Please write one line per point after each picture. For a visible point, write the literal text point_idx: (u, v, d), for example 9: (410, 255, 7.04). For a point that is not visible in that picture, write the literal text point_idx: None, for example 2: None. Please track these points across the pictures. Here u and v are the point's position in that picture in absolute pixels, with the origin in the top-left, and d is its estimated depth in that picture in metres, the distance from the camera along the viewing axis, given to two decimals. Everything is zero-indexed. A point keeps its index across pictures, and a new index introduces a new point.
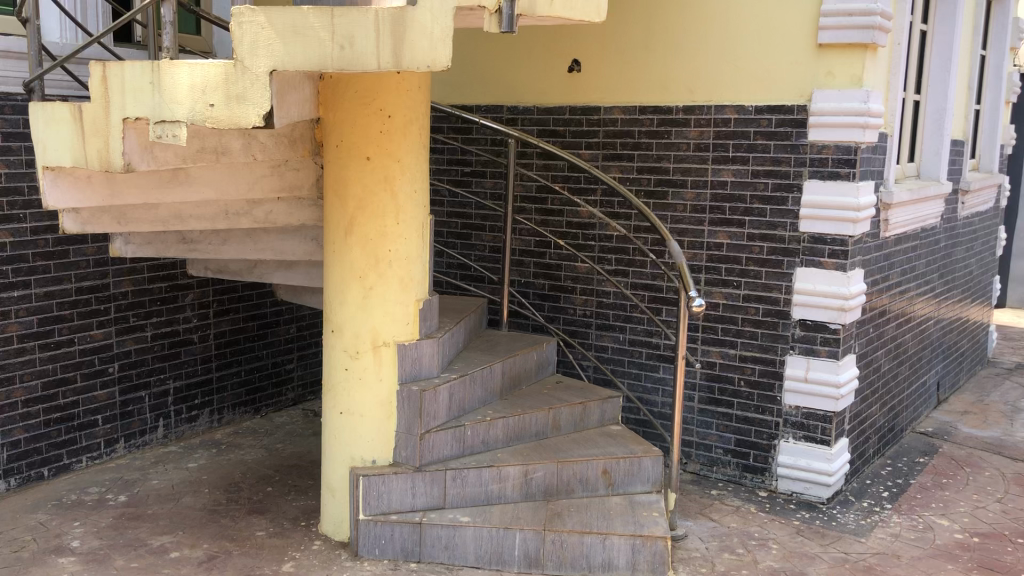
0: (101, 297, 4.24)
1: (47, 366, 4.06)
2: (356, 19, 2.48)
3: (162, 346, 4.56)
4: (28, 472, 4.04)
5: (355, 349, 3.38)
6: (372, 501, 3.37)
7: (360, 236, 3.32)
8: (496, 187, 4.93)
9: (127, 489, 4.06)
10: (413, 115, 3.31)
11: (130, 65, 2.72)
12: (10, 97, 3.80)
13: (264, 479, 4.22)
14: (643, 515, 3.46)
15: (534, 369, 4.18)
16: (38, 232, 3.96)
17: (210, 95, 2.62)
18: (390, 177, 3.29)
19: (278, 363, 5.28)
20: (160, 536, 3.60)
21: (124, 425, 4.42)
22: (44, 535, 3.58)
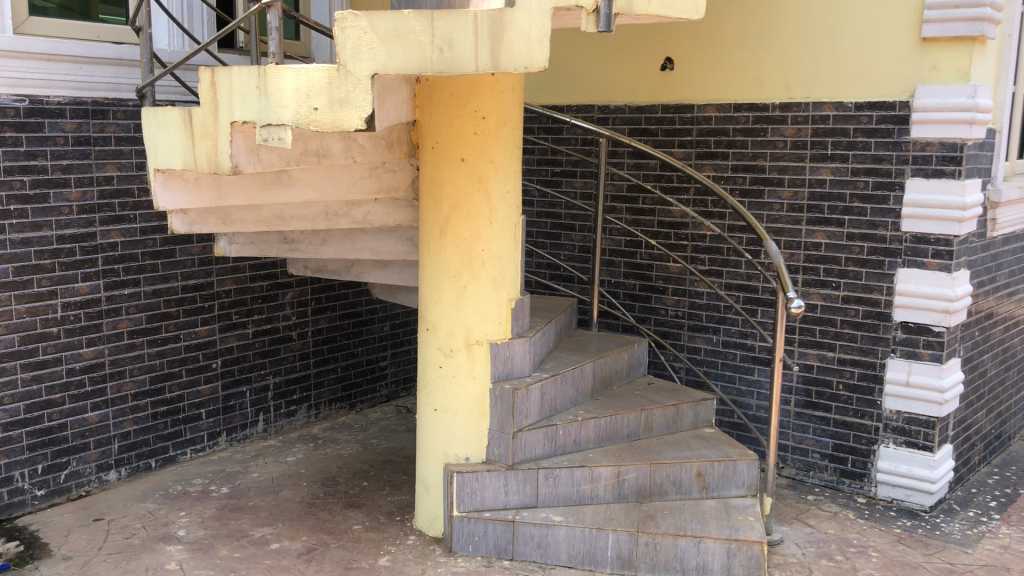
0: (205, 295, 4.39)
1: (155, 362, 4.22)
2: (455, 22, 2.51)
3: (262, 342, 4.70)
4: (136, 463, 4.21)
5: (449, 347, 3.42)
6: (465, 498, 3.41)
7: (454, 236, 3.36)
8: (586, 187, 4.93)
9: (229, 481, 4.19)
10: (506, 116, 3.33)
11: (237, 70, 2.80)
12: (122, 102, 3.98)
13: (360, 474, 4.31)
14: (738, 519, 3.41)
15: (625, 370, 4.16)
16: (147, 232, 4.13)
17: (315, 99, 2.67)
18: (483, 177, 3.32)
19: (373, 360, 5.39)
20: (261, 527, 3.71)
21: (226, 419, 4.57)
22: (153, 524, 3.73)
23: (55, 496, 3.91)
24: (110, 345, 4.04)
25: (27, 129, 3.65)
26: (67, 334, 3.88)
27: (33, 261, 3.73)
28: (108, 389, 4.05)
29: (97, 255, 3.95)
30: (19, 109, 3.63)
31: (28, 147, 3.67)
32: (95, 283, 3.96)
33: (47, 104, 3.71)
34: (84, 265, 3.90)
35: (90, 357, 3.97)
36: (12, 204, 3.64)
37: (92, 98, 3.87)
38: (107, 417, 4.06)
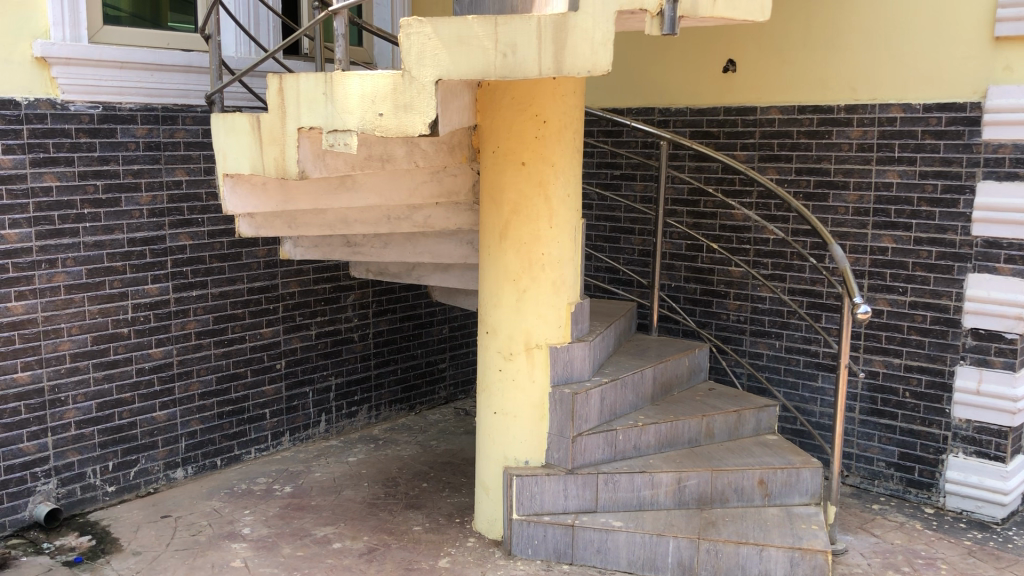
0: (270, 297, 4.48)
1: (221, 362, 4.30)
2: (519, 27, 2.52)
3: (325, 343, 4.77)
4: (203, 462, 4.31)
5: (509, 350, 3.44)
6: (525, 501, 3.41)
7: (514, 240, 3.37)
8: (646, 190, 4.90)
9: (292, 481, 4.26)
10: (568, 120, 3.32)
11: (304, 76, 2.85)
12: (191, 108, 4.07)
13: (420, 475, 4.35)
14: (802, 528, 3.36)
15: (686, 375, 4.12)
16: (214, 235, 4.22)
17: (380, 105, 2.69)
18: (544, 181, 3.32)
19: (432, 362, 5.43)
20: (323, 526, 3.76)
21: (289, 419, 4.65)
22: (218, 521, 3.80)
23: (125, 493, 4.02)
24: (178, 346, 4.13)
25: (100, 135, 3.76)
26: (137, 335, 3.98)
27: (106, 263, 3.84)
28: (176, 389, 4.15)
29: (166, 258, 4.05)
30: (93, 116, 3.74)
31: (101, 152, 3.77)
32: (164, 285, 4.05)
33: (119, 110, 3.82)
34: (154, 267, 4.00)
35: (159, 357, 4.07)
36: (86, 208, 3.75)
37: (163, 104, 3.97)
38: (175, 416, 4.16)
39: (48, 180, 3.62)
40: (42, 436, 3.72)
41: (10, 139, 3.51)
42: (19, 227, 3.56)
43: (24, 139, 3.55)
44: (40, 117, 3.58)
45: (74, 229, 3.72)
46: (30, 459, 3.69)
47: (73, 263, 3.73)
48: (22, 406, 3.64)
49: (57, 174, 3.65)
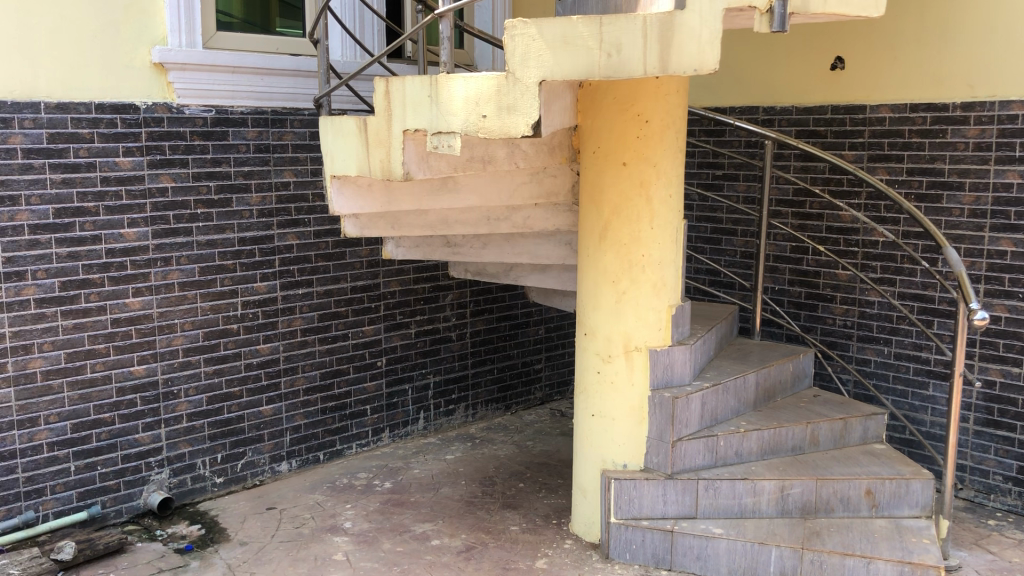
0: (372, 295, 4.56)
1: (325, 358, 4.41)
2: (624, 26, 2.50)
3: (424, 342, 4.83)
4: (307, 455, 4.42)
5: (608, 353, 3.42)
6: (623, 505, 3.40)
7: (614, 241, 3.34)
8: (749, 191, 4.81)
9: (392, 477, 4.33)
10: (671, 119, 3.28)
11: (410, 80, 2.88)
12: (300, 111, 4.18)
13: (517, 475, 4.36)
14: (912, 541, 3.24)
15: (790, 381, 4.02)
16: (320, 235, 4.32)
17: (483, 106, 2.70)
18: (645, 182, 3.28)
19: (528, 363, 5.44)
20: (423, 523, 3.81)
21: (389, 416, 4.73)
22: (321, 515, 3.89)
23: (233, 484, 4.16)
24: (284, 342, 4.25)
25: (213, 137, 3.90)
26: (246, 331, 4.11)
27: (217, 262, 3.97)
28: (282, 383, 4.27)
29: (275, 257, 4.16)
30: (207, 119, 3.87)
31: (214, 154, 3.90)
32: (272, 283, 4.17)
33: (231, 114, 3.95)
34: (263, 266, 4.12)
35: (267, 353, 4.19)
36: (199, 208, 3.89)
37: (272, 107, 4.08)
38: (280, 410, 4.28)
39: (165, 181, 3.77)
40: (156, 427, 3.87)
41: (130, 142, 3.66)
42: (137, 227, 3.71)
43: (142, 142, 3.70)
44: (157, 120, 3.73)
45: (188, 228, 3.86)
46: (145, 449, 3.85)
47: (186, 261, 3.88)
48: (138, 397, 3.80)
49: (172, 176, 3.79)
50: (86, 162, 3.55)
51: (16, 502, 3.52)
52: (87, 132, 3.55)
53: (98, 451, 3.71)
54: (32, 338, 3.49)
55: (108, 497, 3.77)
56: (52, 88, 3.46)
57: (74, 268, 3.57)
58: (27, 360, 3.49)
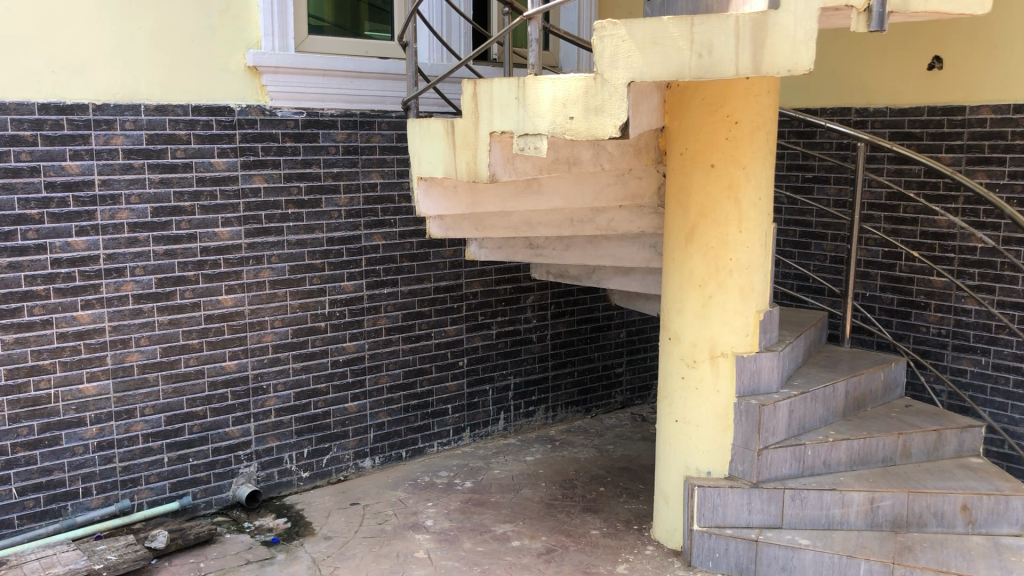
0: (454, 296, 4.60)
1: (408, 357, 4.46)
2: (716, 26, 2.46)
3: (505, 343, 4.85)
4: (389, 453, 4.47)
5: (693, 358, 3.38)
6: (707, 513, 3.35)
7: (701, 244, 3.30)
8: (839, 194, 4.69)
9: (472, 476, 4.35)
10: (761, 121, 3.21)
11: (498, 82, 2.89)
12: (387, 114, 4.24)
13: (597, 479, 4.34)
14: (1011, 560, 3.10)
15: (881, 391, 3.91)
16: (405, 236, 4.37)
17: (571, 108, 2.68)
18: (734, 184, 3.23)
19: (609, 366, 5.41)
20: (503, 523, 3.82)
21: (470, 416, 4.76)
22: (403, 512, 3.94)
23: (318, 479, 4.24)
24: (369, 340, 4.31)
25: (304, 139, 3.98)
26: (333, 329, 4.18)
27: (306, 261, 4.05)
28: (367, 381, 4.33)
29: (361, 257, 4.23)
30: (298, 121, 3.96)
31: (305, 156, 3.99)
32: (359, 282, 4.24)
33: (321, 116, 4.03)
34: (350, 266, 4.19)
35: (353, 350, 4.26)
36: (290, 208, 3.98)
37: (361, 110, 4.15)
38: (364, 407, 4.35)
39: (257, 182, 3.86)
40: (246, 421, 3.97)
41: (225, 143, 3.77)
42: (231, 226, 3.82)
43: (236, 143, 3.80)
44: (250, 122, 3.82)
45: (279, 228, 3.95)
46: (234, 442, 3.95)
47: (277, 260, 3.97)
48: (229, 392, 3.90)
49: (265, 176, 3.89)
50: (183, 163, 3.67)
51: (113, 490, 3.65)
52: (185, 134, 3.66)
53: (191, 443, 3.83)
54: (130, 332, 3.62)
55: (199, 489, 3.88)
56: (153, 91, 3.58)
57: (171, 265, 3.68)
58: (125, 354, 3.61)
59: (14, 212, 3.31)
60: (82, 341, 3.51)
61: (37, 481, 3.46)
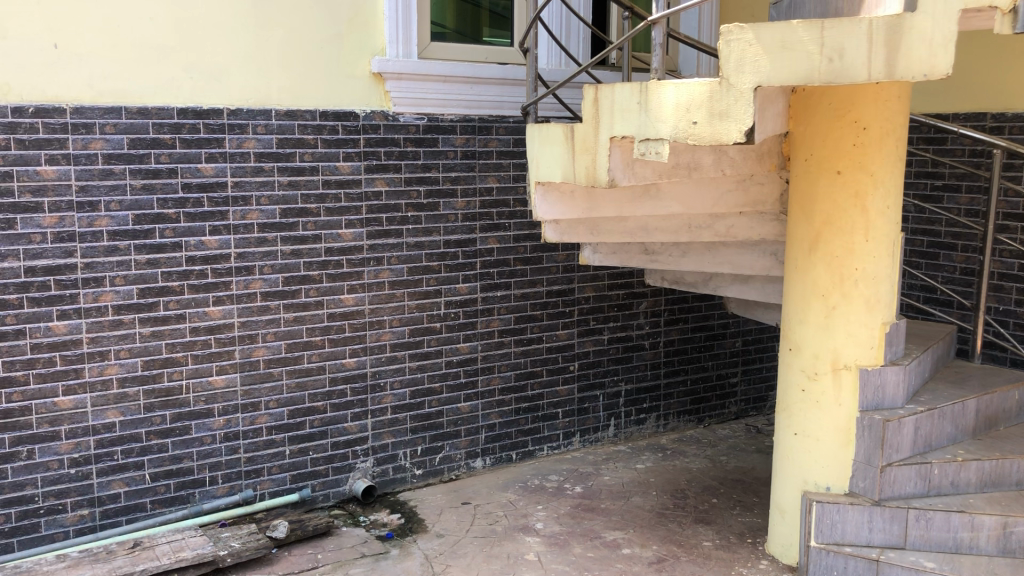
0: (567, 300, 4.61)
1: (520, 360, 4.49)
2: (848, 30, 2.40)
3: (617, 349, 4.82)
4: (500, 454, 4.51)
5: (814, 370, 3.30)
6: (825, 529, 3.25)
7: (825, 253, 3.21)
8: (971, 203, 4.50)
9: (582, 482, 4.34)
10: (891, 126, 3.10)
11: (620, 87, 2.89)
12: (505, 119, 4.29)
13: (709, 490, 4.27)
14: None
15: (1015, 410, 3.71)
16: (519, 240, 4.41)
17: (695, 113, 2.64)
18: (861, 192, 3.13)
19: (723, 376, 5.32)
20: (614, 530, 3.80)
21: (580, 421, 4.76)
22: (514, 514, 3.96)
23: (431, 477, 4.31)
24: (482, 342, 4.36)
25: (424, 144, 4.06)
26: (448, 329, 4.24)
27: (424, 263, 4.13)
28: (479, 382, 4.38)
29: (476, 260, 4.28)
30: (419, 126, 4.04)
31: (425, 160, 4.07)
32: (473, 285, 4.29)
33: (441, 121, 4.10)
34: (465, 268, 4.25)
35: (466, 352, 4.32)
36: (410, 211, 4.06)
37: (480, 115, 4.21)
38: (477, 408, 4.40)
39: (379, 186, 3.96)
40: (363, 418, 4.07)
41: (349, 148, 3.88)
42: (354, 228, 3.93)
43: (360, 148, 3.90)
44: (374, 127, 3.92)
45: (399, 230, 4.04)
46: (352, 437, 4.06)
47: (396, 262, 4.06)
48: (349, 388, 4.01)
49: (386, 180, 3.98)
50: (310, 166, 3.79)
51: (238, 480, 3.80)
52: (312, 138, 3.78)
53: (311, 437, 3.95)
54: (257, 328, 3.76)
55: (318, 482, 4.00)
56: (283, 97, 3.72)
57: (297, 265, 3.82)
58: (253, 349, 3.76)
59: (153, 211, 3.48)
60: (213, 336, 3.67)
61: (169, 468, 3.64)
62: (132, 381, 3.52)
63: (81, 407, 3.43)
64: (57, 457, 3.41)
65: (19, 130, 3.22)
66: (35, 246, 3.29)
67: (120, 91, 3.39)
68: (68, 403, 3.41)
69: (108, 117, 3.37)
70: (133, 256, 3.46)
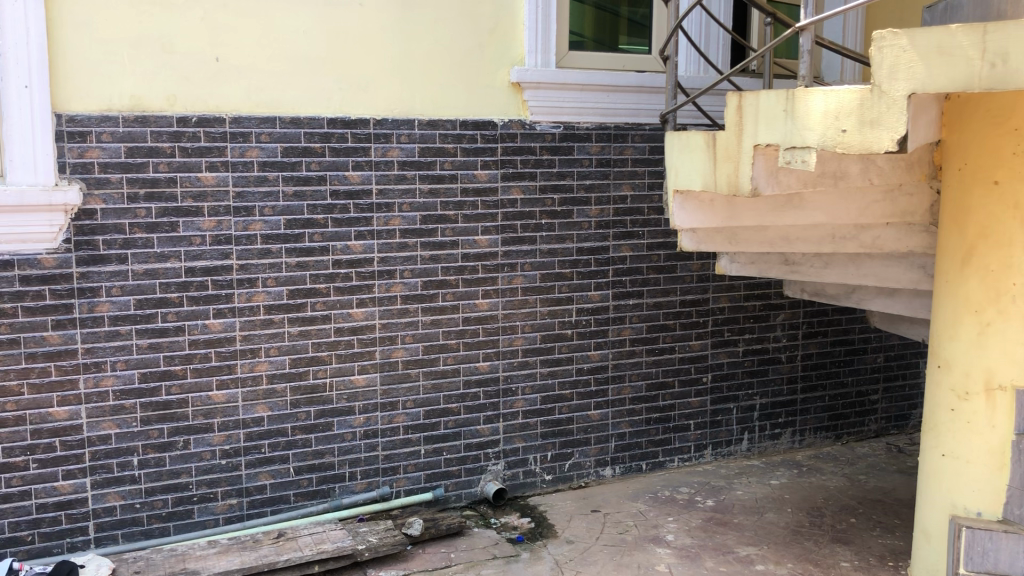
0: (701, 310, 4.55)
1: (652, 370, 4.46)
2: (1013, 35, 2.33)
3: (752, 361, 4.72)
4: (630, 463, 4.49)
5: (964, 389, 3.14)
6: (975, 556, 3.09)
7: (979, 267, 3.06)
8: None
9: (714, 495, 4.28)
10: None
11: (765, 93, 2.84)
12: (641, 126, 4.28)
13: (847, 510, 4.13)
14: None
15: None
16: (653, 248, 4.38)
17: (844, 121, 2.58)
18: (1021, 203, 2.93)
19: (863, 393, 5.13)
20: (747, 546, 3.73)
21: (713, 433, 4.68)
22: (644, 524, 3.94)
23: (560, 483, 4.34)
24: (613, 350, 4.35)
25: (560, 152, 4.10)
26: (579, 336, 4.26)
27: (557, 270, 4.17)
28: (610, 390, 4.37)
29: (609, 267, 4.28)
30: (556, 135, 4.09)
31: (560, 168, 4.11)
32: (605, 292, 4.30)
33: (577, 130, 4.13)
34: (597, 276, 4.26)
35: (597, 359, 4.32)
36: (544, 218, 4.11)
37: (616, 122, 4.21)
38: (607, 416, 4.39)
39: (515, 193, 4.02)
40: (495, 421, 4.14)
41: (487, 156, 3.95)
42: (489, 234, 4.00)
43: (497, 156, 3.97)
44: (512, 136, 3.99)
45: (533, 237, 4.09)
46: (484, 440, 4.13)
47: (530, 268, 4.11)
48: (482, 391, 4.08)
49: (522, 188, 4.04)
50: (449, 174, 3.89)
51: (375, 476, 3.92)
52: (452, 147, 3.88)
53: (445, 438, 4.04)
54: (397, 330, 3.88)
55: (450, 482, 4.09)
56: (425, 107, 3.83)
57: (435, 269, 3.91)
58: (392, 349, 3.88)
59: (303, 216, 3.64)
60: (356, 337, 3.80)
61: (312, 462, 3.79)
62: (280, 378, 3.69)
63: (233, 401, 3.62)
64: (210, 448, 3.60)
65: (183, 139, 3.43)
66: (195, 248, 3.49)
67: (275, 102, 3.57)
68: (222, 396, 3.60)
69: (264, 127, 3.55)
70: (284, 259, 3.63)
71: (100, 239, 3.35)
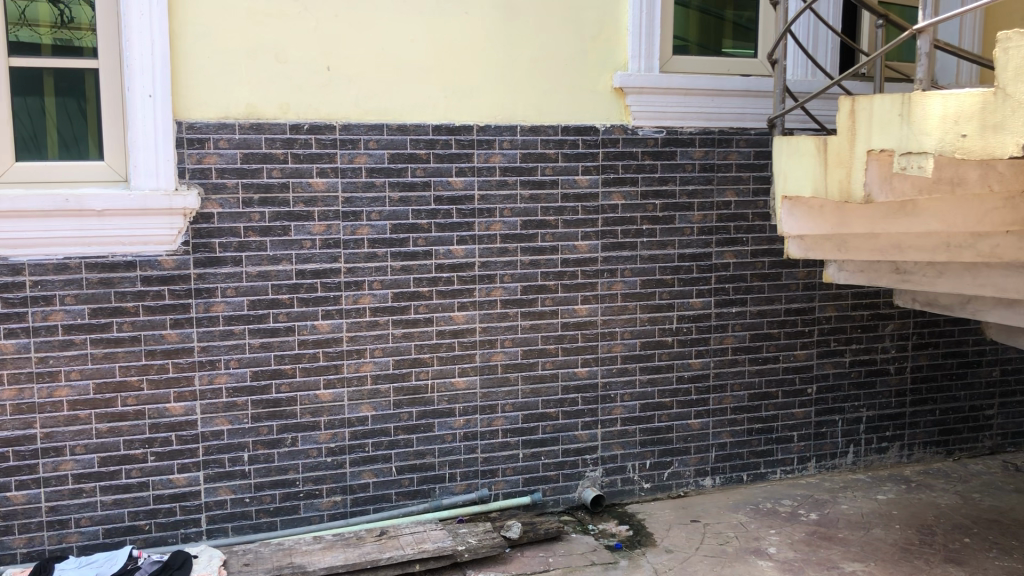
0: (806, 319, 4.45)
1: (754, 379, 4.38)
2: None
3: (859, 373, 4.60)
4: (731, 474, 4.42)
5: None
6: None
7: None
8: None
9: (818, 509, 4.17)
10: None
11: (879, 98, 2.79)
12: (745, 131, 4.21)
13: (960, 529, 3.97)
14: None
15: None
16: (757, 254, 4.31)
17: (964, 125, 2.49)
18: None
19: (978, 407, 4.93)
20: (853, 562, 3.63)
21: (817, 446, 4.57)
22: (745, 536, 3.87)
23: (659, 491, 4.30)
24: (715, 359, 4.29)
25: (662, 157, 4.07)
26: (680, 344, 4.22)
27: (657, 276, 4.14)
28: (711, 400, 4.31)
29: (711, 274, 4.23)
30: (658, 139, 4.06)
31: (662, 173, 4.08)
32: (708, 299, 4.24)
33: (680, 134, 4.09)
34: (699, 282, 4.21)
35: (698, 367, 4.27)
36: (645, 224, 4.08)
37: (720, 127, 4.16)
38: (708, 426, 4.33)
39: (616, 199, 4.02)
40: (594, 427, 4.13)
41: (588, 162, 3.96)
42: (590, 240, 4.00)
43: (599, 161, 3.97)
44: (613, 141, 3.99)
45: (634, 242, 4.08)
46: (583, 446, 4.12)
47: (630, 274, 4.09)
48: (580, 397, 4.09)
49: (623, 194, 4.03)
50: (550, 180, 3.91)
51: (474, 478, 3.96)
52: (554, 152, 3.90)
53: (544, 442, 4.05)
54: (497, 334, 3.91)
55: (548, 486, 4.10)
56: (528, 114, 3.86)
57: (534, 274, 3.93)
58: (492, 353, 3.91)
59: (408, 221, 3.71)
60: (457, 339, 3.85)
61: (413, 463, 3.85)
62: (384, 378, 3.76)
63: (339, 400, 3.71)
64: (316, 445, 3.70)
65: (295, 146, 3.54)
66: (306, 251, 3.59)
67: (383, 110, 3.65)
68: (328, 396, 3.69)
69: (372, 134, 3.63)
70: (390, 263, 3.71)
71: (216, 242, 3.48)
